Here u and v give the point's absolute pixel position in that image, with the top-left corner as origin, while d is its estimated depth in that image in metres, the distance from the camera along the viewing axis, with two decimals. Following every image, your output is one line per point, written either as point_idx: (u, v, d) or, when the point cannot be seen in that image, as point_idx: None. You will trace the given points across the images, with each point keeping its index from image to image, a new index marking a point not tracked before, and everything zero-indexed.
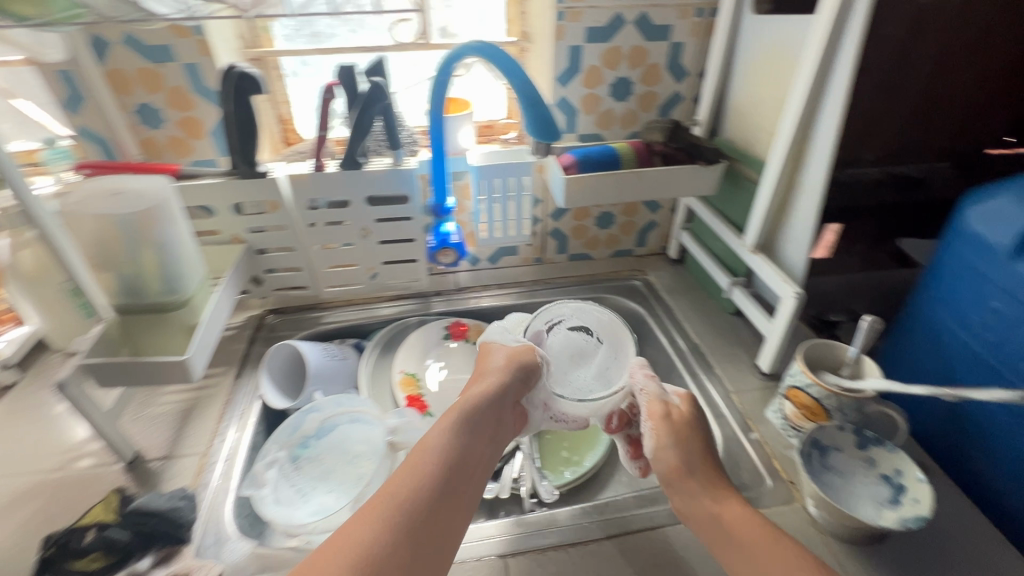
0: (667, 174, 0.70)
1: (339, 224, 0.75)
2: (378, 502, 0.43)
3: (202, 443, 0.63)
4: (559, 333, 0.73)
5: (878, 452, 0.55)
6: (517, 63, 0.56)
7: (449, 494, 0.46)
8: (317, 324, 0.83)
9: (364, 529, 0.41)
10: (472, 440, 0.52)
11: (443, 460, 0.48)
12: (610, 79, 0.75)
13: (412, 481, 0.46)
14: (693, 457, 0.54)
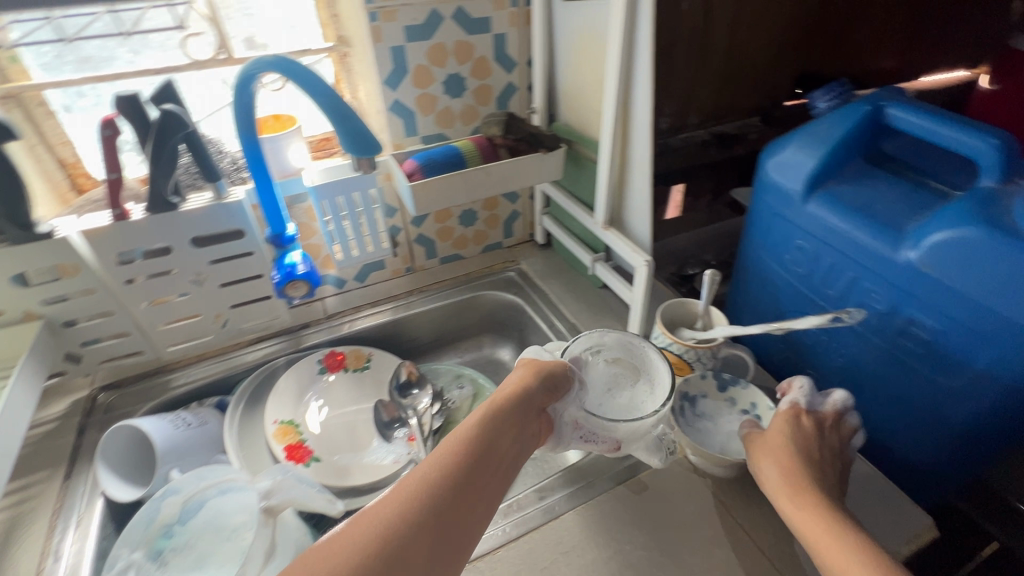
0: (512, 166, 0.70)
1: (164, 275, 0.65)
2: (398, 486, 0.40)
3: (28, 571, 0.52)
4: (598, 362, 0.62)
5: (736, 392, 0.61)
6: (316, 76, 0.52)
7: (470, 485, 0.42)
8: (165, 390, 0.72)
9: (386, 510, 0.38)
10: (501, 428, 0.48)
11: (466, 447, 0.44)
12: (441, 77, 0.73)
13: (435, 463, 0.42)
14: (782, 445, 0.49)
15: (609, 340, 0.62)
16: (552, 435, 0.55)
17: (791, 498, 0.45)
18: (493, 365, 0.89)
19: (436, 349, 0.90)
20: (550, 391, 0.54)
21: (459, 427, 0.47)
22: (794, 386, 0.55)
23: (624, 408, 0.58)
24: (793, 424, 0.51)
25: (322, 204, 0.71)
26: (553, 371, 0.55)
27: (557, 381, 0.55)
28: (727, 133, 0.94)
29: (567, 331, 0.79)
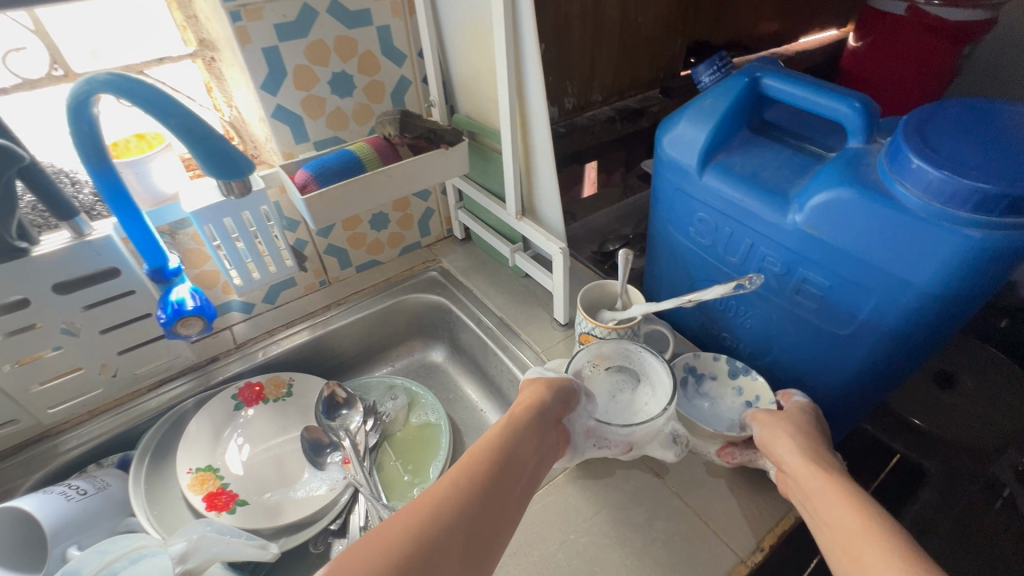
0: (412, 166, 0.67)
1: (26, 330, 0.57)
2: (423, 497, 0.39)
3: None
4: (596, 375, 0.60)
5: (746, 381, 0.59)
6: (169, 97, 0.46)
7: (494, 495, 0.41)
8: (54, 456, 0.63)
9: (412, 518, 0.36)
10: (522, 437, 0.47)
11: (485, 459, 0.43)
12: (325, 76, 0.68)
13: (455, 474, 0.41)
14: (801, 426, 0.49)
15: (605, 349, 0.59)
16: (570, 447, 0.55)
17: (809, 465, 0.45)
18: (427, 369, 0.87)
19: (365, 361, 0.86)
20: (564, 406, 0.53)
21: (478, 441, 0.46)
22: (791, 397, 0.54)
23: (624, 412, 0.56)
24: (806, 415, 0.51)
25: (206, 228, 0.62)
26: (562, 386, 0.53)
27: (565, 395, 0.53)
28: (630, 108, 0.95)
29: (495, 326, 0.78)
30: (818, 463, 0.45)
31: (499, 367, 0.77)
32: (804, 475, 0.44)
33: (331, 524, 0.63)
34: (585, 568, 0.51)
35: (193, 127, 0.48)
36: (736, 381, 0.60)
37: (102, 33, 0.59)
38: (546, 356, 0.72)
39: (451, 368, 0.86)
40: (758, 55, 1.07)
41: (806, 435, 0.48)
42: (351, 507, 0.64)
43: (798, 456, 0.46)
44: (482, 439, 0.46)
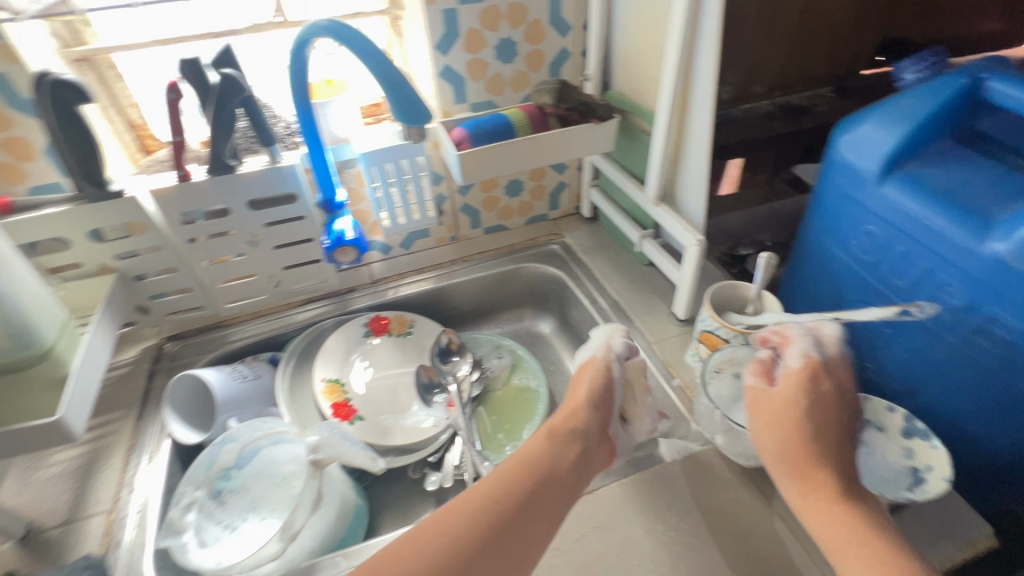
0: (561, 137, 0.68)
1: (223, 235, 0.68)
2: (458, 507, 0.43)
3: (108, 498, 0.57)
4: (724, 376, 0.57)
5: (923, 445, 0.51)
6: (369, 41, 0.52)
7: (523, 509, 0.44)
8: (224, 344, 0.76)
9: (444, 523, 0.41)
10: (554, 451, 0.50)
11: (517, 479, 0.46)
12: (493, 41, 0.71)
13: (492, 484, 0.45)
14: (788, 433, 0.46)
15: (737, 354, 0.57)
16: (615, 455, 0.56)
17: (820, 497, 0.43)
18: (534, 338, 0.90)
19: (477, 318, 0.91)
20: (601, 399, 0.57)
21: (510, 457, 0.49)
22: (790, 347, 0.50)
23: None
24: (812, 392, 0.48)
25: (373, 169, 0.72)
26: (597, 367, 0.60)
27: (606, 388, 0.58)
28: (793, 104, 0.86)
29: (609, 308, 0.78)
30: (826, 498, 0.43)
31: None
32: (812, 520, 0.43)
33: (429, 457, 0.69)
34: (668, 562, 0.50)
35: (389, 72, 0.53)
36: (908, 443, 0.51)
37: None
38: (658, 347, 0.71)
39: (556, 341, 0.88)
40: (971, 58, 0.90)
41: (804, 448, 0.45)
42: (449, 447, 0.70)
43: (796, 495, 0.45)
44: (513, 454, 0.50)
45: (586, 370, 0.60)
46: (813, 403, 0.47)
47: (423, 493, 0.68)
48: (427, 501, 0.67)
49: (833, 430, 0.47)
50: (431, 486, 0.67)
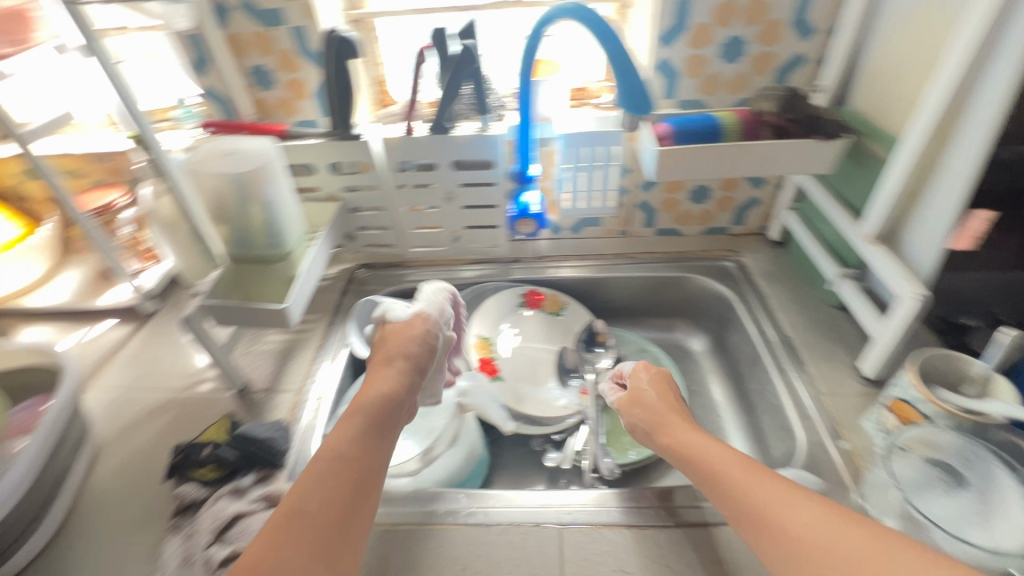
0: (775, 149, 0.62)
1: (425, 187, 0.76)
2: (276, 518, 0.41)
3: (297, 382, 0.70)
4: (916, 456, 0.50)
5: None
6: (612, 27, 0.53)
7: (344, 529, 0.42)
8: (402, 282, 0.86)
9: (293, 548, 0.39)
10: (354, 450, 0.47)
11: (330, 482, 0.44)
12: (721, 38, 0.67)
13: (305, 488, 0.43)
14: (689, 462, 0.51)
15: (938, 438, 0.50)
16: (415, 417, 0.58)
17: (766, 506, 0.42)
18: (681, 352, 0.86)
19: (627, 317, 0.90)
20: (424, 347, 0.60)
21: (328, 448, 0.47)
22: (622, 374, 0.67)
23: (942, 517, 0.46)
24: (667, 421, 0.56)
25: (571, 151, 0.74)
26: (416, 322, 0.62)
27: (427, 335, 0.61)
28: None
29: (778, 344, 0.70)
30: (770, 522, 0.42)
31: (762, 386, 0.70)
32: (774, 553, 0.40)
33: (552, 435, 0.71)
34: None
35: (624, 61, 0.54)
36: None
37: None
38: (830, 401, 0.62)
39: (706, 363, 0.84)
40: None
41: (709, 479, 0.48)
42: (574, 432, 0.71)
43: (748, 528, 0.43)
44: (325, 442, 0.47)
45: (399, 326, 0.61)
46: (658, 391, 0.62)
47: (540, 466, 0.71)
48: (540, 475, 0.69)
49: (677, 419, 0.57)
50: (548, 462, 0.69)
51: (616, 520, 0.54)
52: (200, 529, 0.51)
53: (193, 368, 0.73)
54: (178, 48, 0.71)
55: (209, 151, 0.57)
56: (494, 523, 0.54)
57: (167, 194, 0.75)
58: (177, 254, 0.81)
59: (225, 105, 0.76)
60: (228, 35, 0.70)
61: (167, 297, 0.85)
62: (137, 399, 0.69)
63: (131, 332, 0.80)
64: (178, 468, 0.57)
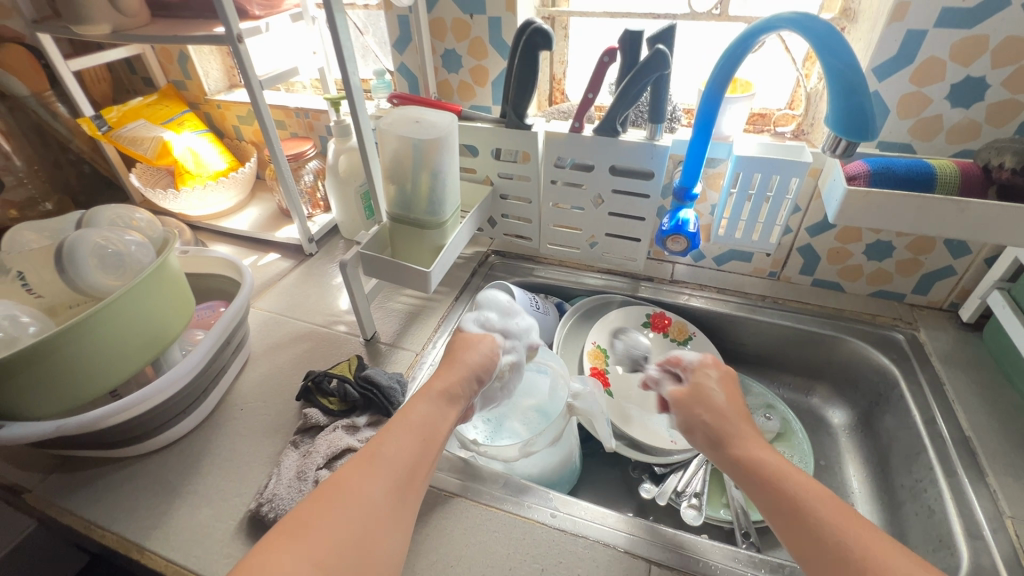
0: (1006, 211, 0.52)
1: (577, 186, 0.76)
2: (357, 468, 0.43)
3: (418, 344, 0.74)
4: None
5: None
6: (842, 39, 0.47)
7: (414, 474, 0.45)
8: (529, 274, 0.87)
9: (359, 500, 0.41)
10: (433, 420, 0.49)
11: (398, 455, 0.45)
12: (955, 77, 0.58)
13: (380, 454, 0.44)
14: (751, 485, 0.47)
15: None
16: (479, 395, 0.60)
17: (855, 556, 0.38)
18: (814, 420, 0.76)
19: (758, 366, 0.82)
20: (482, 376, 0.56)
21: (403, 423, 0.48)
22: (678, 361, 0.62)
23: None
24: (729, 438, 0.51)
25: (737, 174, 0.66)
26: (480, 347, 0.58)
27: (488, 360, 0.57)
28: None
29: (951, 441, 0.59)
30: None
31: (917, 484, 0.60)
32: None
33: (654, 466, 0.67)
34: None
35: (848, 80, 0.47)
36: None
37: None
38: (1012, 528, 0.51)
39: (844, 440, 0.73)
40: None
41: (811, 530, 0.40)
42: (676, 470, 0.66)
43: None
44: (399, 411, 0.49)
45: (467, 341, 0.59)
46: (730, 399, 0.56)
47: (631, 493, 0.67)
48: (630, 503, 0.65)
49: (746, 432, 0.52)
50: (643, 493, 0.64)
51: (713, 572, 0.49)
52: (316, 451, 0.56)
53: (335, 309, 0.81)
54: (389, 25, 0.79)
55: (399, 116, 0.62)
56: (580, 534, 0.52)
57: (348, 152, 0.84)
58: (343, 207, 0.90)
59: (413, 81, 0.82)
60: (433, 18, 0.76)
61: (326, 243, 0.95)
62: (286, 323, 0.78)
63: (293, 266, 0.90)
64: (308, 392, 0.63)
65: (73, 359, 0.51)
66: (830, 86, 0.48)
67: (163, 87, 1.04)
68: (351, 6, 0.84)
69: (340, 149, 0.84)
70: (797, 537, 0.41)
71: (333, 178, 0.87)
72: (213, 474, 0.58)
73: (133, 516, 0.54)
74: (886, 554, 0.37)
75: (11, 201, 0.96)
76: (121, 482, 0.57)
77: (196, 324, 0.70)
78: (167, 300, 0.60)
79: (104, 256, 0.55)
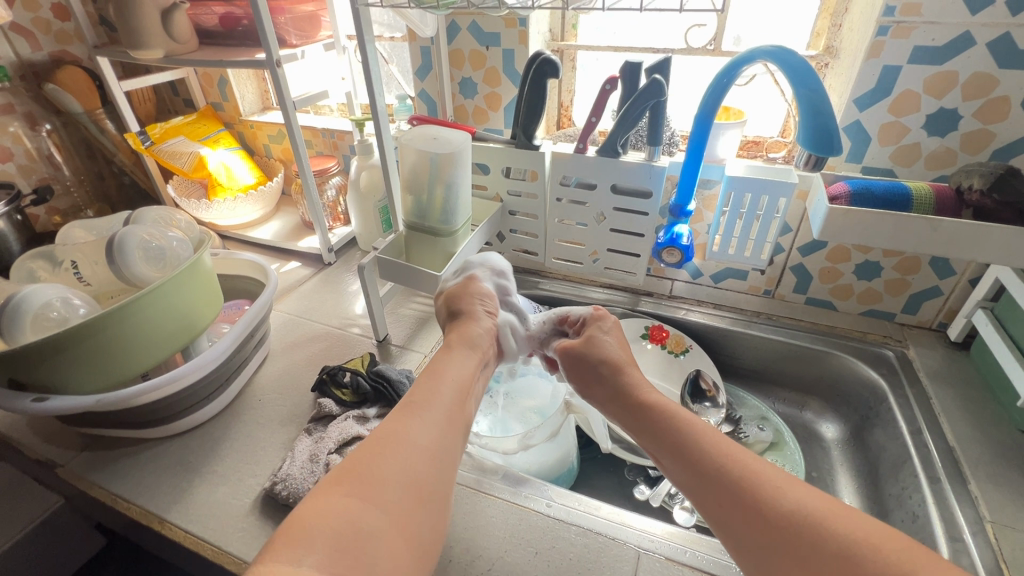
0: (977, 229, 0.56)
1: (581, 204, 0.81)
2: (402, 417, 0.44)
3: (427, 347, 0.78)
4: None
5: None
6: (811, 69, 0.52)
7: (460, 419, 0.47)
8: (535, 287, 0.92)
9: (416, 444, 0.42)
10: (466, 372, 0.51)
11: (440, 403, 0.46)
12: (929, 109, 0.63)
13: (420, 404, 0.46)
14: (655, 441, 0.48)
15: None
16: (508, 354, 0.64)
17: (762, 497, 0.39)
18: (808, 434, 0.78)
19: (753, 381, 0.85)
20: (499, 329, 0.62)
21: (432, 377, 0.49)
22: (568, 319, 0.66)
23: None
24: (625, 392, 0.54)
25: (729, 194, 0.71)
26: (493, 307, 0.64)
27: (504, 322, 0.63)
28: None
29: (936, 450, 0.61)
30: (770, 507, 0.38)
31: (903, 492, 0.61)
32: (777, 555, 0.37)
33: (649, 470, 0.69)
34: None
35: (817, 105, 0.53)
36: None
37: (766, 31, 0.75)
38: (992, 531, 0.53)
39: (836, 453, 0.75)
40: None
41: (683, 446, 0.45)
42: None
43: (737, 517, 0.39)
44: (435, 370, 0.50)
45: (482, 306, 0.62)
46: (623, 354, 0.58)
47: (626, 495, 0.69)
48: (625, 505, 0.68)
49: (636, 389, 0.53)
50: (638, 495, 0.66)
51: (701, 563, 0.51)
52: (328, 437, 0.60)
53: (351, 313, 0.85)
54: (412, 55, 0.87)
55: (417, 133, 0.68)
56: (573, 523, 0.54)
57: (369, 169, 0.91)
58: (362, 220, 0.97)
59: (432, 106, 0.90)
60: (452, 50, 0.83)
61: (344, 254, 1.01)
62: (303, 325, 0.83)
63: (312, 274, 0.96)
64: (323, 384, 0.67)
65: (121, 330, 0.56)
66: (802, 110, 0.54)
67: (202, 107, 1.13)
68: (379, 39, 0.93)
69: (362, 166, 0.91)
70: (703, 484, 0.42)
71: (354, 193, 0.93)
72: (231, 456, 0.62)
73: (156, 491, 0.58)
74: (790, 490, 0.39)
75: (56, 208, 1.05)
76: (146, 460, 0.61)
77: (223, 319, 0.76)
78: (199, 292, 0.65)
79: (148, 250, 0.60)
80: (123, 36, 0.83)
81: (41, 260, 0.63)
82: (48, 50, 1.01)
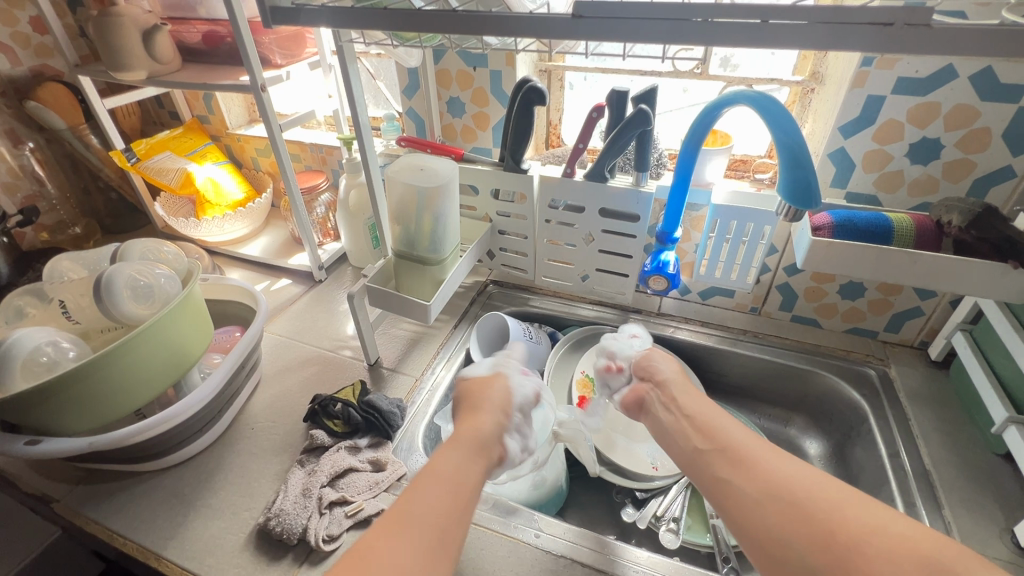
0: (954, 265, 0.57)
1: (569, 226, 0.81)
2: (378, 539, 0.39)
3: (418, 370, 0.79)
4: None
5: None
6: (789, 115, 0.53)
7: (452, 542, 0.42)
8: (525, 304, 0.93)
9: (391, 571, 0.37)
10: (462, 467, 0.48)
11: (428, 522, 0.42)
12: (912, 137, 0.64)
13: (402, 518, 0.41)
14: (690, 421, 0.55)
15: None
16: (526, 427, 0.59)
17: (783, 476, 0.45)
18: (792, 450, 0.80)
19: (739, 396, 0.86)
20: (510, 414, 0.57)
21: (421, 484, 0.45)
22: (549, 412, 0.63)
23: None
24: (665, 380, 0.61)
25: (717, 220, 0.72)
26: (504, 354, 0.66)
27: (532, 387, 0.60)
28: None
29: (913, 474, 0.63)
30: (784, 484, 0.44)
31: None
32: (773, 527, 0.42)
33: (636, 492, 0.71)
34: None
35: (796, 152, 0.53)
36: None
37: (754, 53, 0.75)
38: None
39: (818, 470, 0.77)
40: None
41: (707, 428, 0.53)
42: (658, 495, 0.70)
43: (754, 489, 0.45)
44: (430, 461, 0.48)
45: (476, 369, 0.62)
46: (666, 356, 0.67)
47: (614, 517, 0.71)
48: (613, 527, 0.69)
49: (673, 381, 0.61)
50: (625, 517, 0.68)
51: None
52: (321, 470, 0.61)
53: (342, 334, 0.86)
54: (399, 74, 0.86)
55: (406, 163, 0.68)
56: (561, 554, 0.56)
57: (357, 188, 0.91)
58: (351, 237, 0.97)
59: (420, 124, 0.89)
60: (440, 70, 0.83)
61: (334, 270, 1.01)
62: (295, 347, 0.84)
63: (303, 292, 0.96)
64: (315, 414, 0.68)
65: (99, 382, 0.56)
66: (781, 157, 0.55)
67: (188, 121, 1.12)
68: (365, 55, 0.92)
69: (350, 185, 0.90)
70: (726, 460, 0.49)
71: (344, 211, 0.93)
72: (226, 488, 0.63)
73: (152, 526, 0.59)
74: (806, 471, 0.45)
75: (43, 225, 1.04)
76: (140, 494, 0.62)
77: (214, 347, 0.77)
78: (190, 326, 0.65)
79: (137, 288, 0.60)
80: (104, 57, 0.81)
81: (29, 296, 0.63)
82: (28, 65, 0.99)
